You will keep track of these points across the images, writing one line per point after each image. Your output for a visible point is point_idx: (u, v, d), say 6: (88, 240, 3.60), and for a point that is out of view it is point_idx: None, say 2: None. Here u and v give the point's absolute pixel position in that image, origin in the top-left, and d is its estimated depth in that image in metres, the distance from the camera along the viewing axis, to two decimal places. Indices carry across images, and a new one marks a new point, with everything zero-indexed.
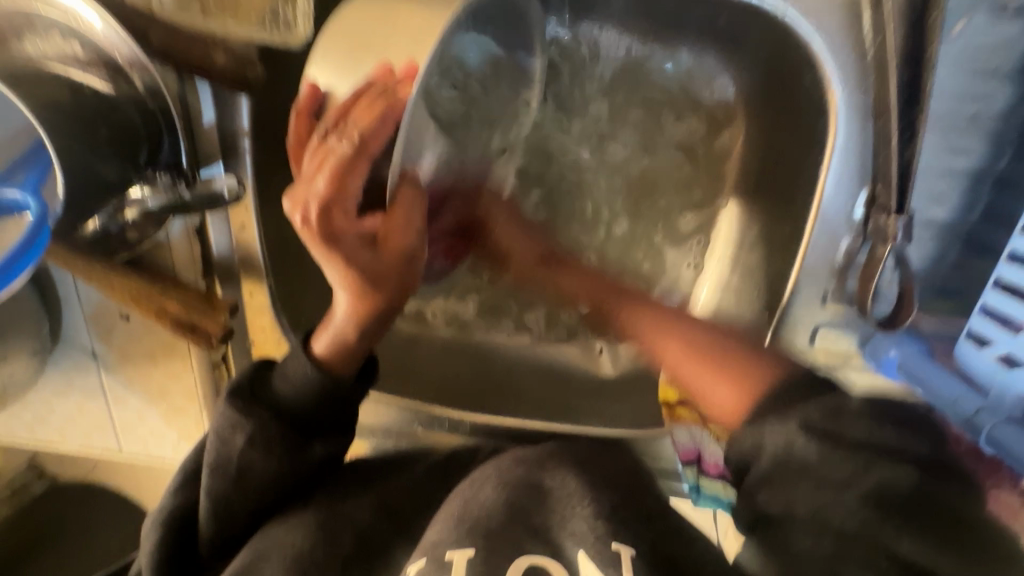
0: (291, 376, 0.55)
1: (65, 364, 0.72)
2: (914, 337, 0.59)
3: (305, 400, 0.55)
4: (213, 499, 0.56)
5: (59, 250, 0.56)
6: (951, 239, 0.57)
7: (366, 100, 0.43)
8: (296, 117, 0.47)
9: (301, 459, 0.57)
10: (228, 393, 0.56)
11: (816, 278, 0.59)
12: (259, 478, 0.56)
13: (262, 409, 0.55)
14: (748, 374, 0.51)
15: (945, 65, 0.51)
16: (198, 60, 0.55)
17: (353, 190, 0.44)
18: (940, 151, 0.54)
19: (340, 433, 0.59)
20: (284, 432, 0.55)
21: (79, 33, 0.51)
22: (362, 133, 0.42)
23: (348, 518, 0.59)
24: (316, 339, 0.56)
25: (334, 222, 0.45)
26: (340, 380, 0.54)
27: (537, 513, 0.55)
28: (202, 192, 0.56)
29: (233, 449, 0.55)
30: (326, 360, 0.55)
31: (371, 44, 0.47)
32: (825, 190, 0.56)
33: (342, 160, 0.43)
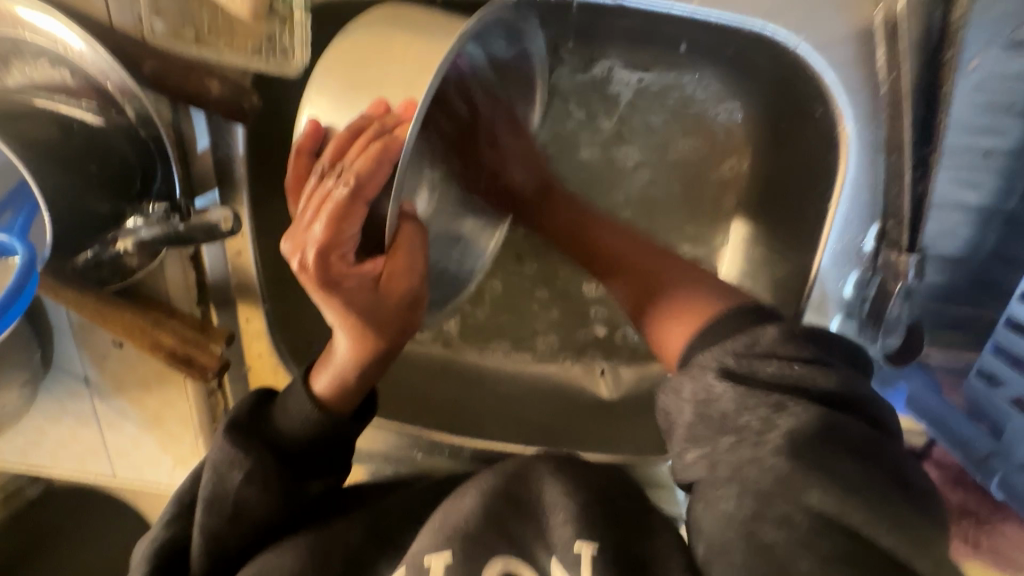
0: (292, 413, 0.54)
1: (56, 390, 0.70)
2: (922, 372, 0.58)
3: (305, 436, 0.54)
4: (207, 535, 0.54)
5: (52, 282, 0.56)
6: (958, 274, 0.57)
7: (364, 141, 0.41)
8: (295, 156, 0.45)
9: (297, 497, 0.56)
10: (226, 428, 0.55)
11: (822, 312, 0.58)
12: (254, 516, 0.54)
13: (260, 443, 0.54)
14: (699, 309, 0.51)
15: (959, 101, 0.50)
16: (192, 91, 0.52)
17: (352, 233, 0.42)
18: (952, 187, 0.53)
19: (335, 470, 0.58)
20: (280, 471, 0.54)
21: (68, 61, 0.50)
22: (359, 175, 0.40)
23: (340, 538, 0.57)
24: (316, 377, 0.54)
25: (333, 269, 0.42)
26: (339, 417, 0.54)
27: (516, 522, 0.52)
28: (196, 223, 0.53)
29: (229, 485, 0.53)
30: (327, 398, 0.54)
31: (368, 80, 0.45)
32: (835, 223, 0.54)
33: (339, 205, 0.40)
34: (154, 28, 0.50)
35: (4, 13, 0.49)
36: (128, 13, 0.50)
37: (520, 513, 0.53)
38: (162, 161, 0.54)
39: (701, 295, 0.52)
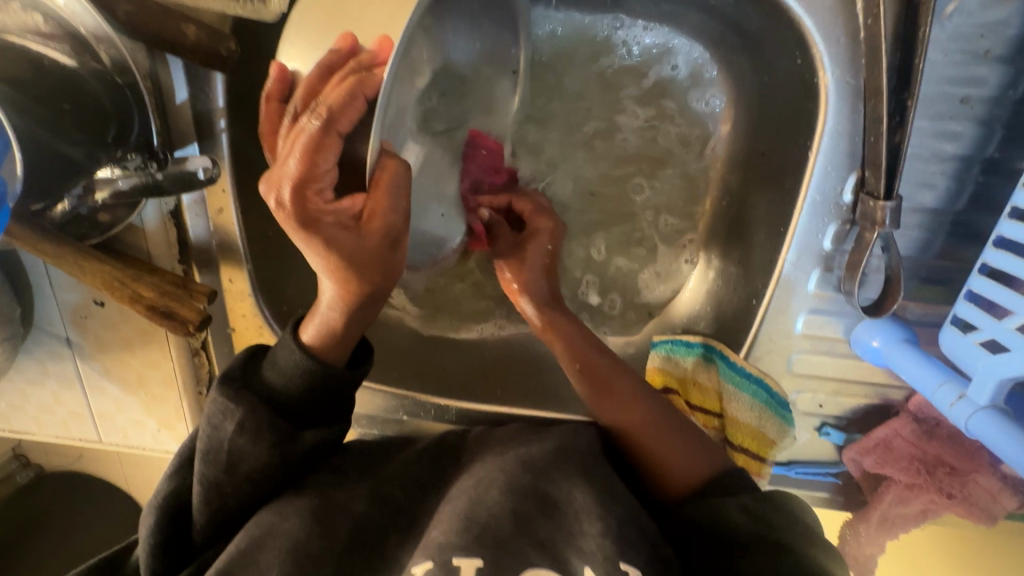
0: (282, 363, 0.54)
1: (39, 352, 0.70)
2: (899, 323, 0.58)
3: (296, 387, 0.54)
4: (205, 486, 0.55)
5: (24, 235, 0.53)
6: (938, 227, 0.57)
7: (339, 77, 0.42)
8: (265, 102, 0.45)
9: (291, 448, 0.55)
10: (219, 381, 0.55)
11: (803, 265, 0.59)
12: (249, 467, 0.54)
13: (252, 394, 0.54)
14: (702, 450, 0.58)
15: (937, 48, 0.50)
16: (170, 36, 0.51)
17: (327, 167, 0.41)
18: (930, 136, 0.53)
19: (330, 423, 0.58)
20: (273, 420, 0.54)
21: (42, 5, 0.49)
22: (331, 109, 0.40)
23: (341, 505, 0.57)
24: (307, 326, 0.55)
25: (310, 205, 0.42)
26: (331, 366, 0.54)
27: (544, 526, 0.53)
28: (174, 172, 0.53)
29: (223, 436, 0.54)
30: (317, 345, 0.54)
31: (344, 18, 0.45)
32: (814, 174, 0.55)
33: (312, 138, 0.40)
34: None
35: None
36: None
37: (549, 515, 0.54)
38: (140, 109, 0.53)
39: (676, 435, 0.59)
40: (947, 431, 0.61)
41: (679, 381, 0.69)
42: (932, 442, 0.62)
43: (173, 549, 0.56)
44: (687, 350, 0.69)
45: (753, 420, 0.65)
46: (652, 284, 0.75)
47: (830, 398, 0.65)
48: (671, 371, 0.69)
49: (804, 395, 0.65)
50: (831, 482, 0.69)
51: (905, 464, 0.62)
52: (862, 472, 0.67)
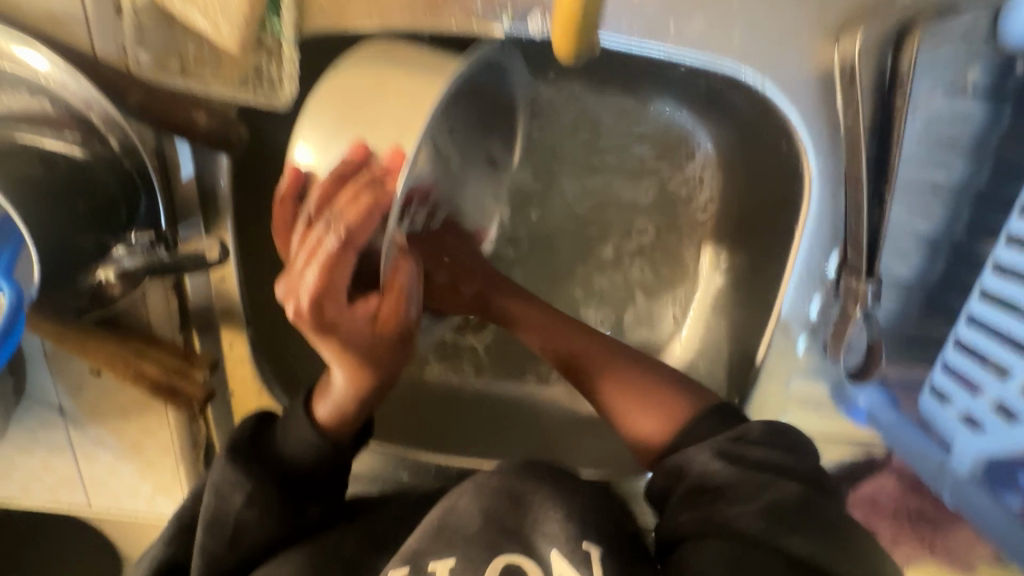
0: (294, 439, 0.55)
1: (29, 421, 0.68)
2: (879, 388, 0.63)
3: (307, 463, 0.55)
4: (203, 557, 0.54)
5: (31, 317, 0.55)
6: (913, 297, 0.61)
7: (355, 189, 0.42)
8: (280, 203, 0.46)
9: (297, 519, 0.57)
10: (227, 451, 0.56)
11: (789, 331, 0.62)
12: (251, 539, 0.55)
13: (263, 469, 0.55)
14: (670, 408, 0.59)
15: (910, 140, 0.54)
16: (179, 121, 0.52)
17: (342, 280, 0.42)
18: (906, 216, 0.58)
19: (331, 493, 0.59)
20: (279, 495, 0.55)
21: (51, 92, 0.50)
22: (349, 226, 0.41)
23: (332, 549, 0.58)
24: (320, 404, 0.56)
25: (326, 315, 0.43)
26: (341, 446, 0.55)
27: (510, 519, 0.54)
28: (185, 255, 0.54)
29: (230, 507, 0.54)
30: (331, 424, 0.55)
31: (357, 121, 0.46)
32: (800, 249, 0.58)
33: (330, 255, 0.41)
34: (140, 61, 0.50)
35: None
36: (111, 43, 0.49)
37: (524, 512, 0.56)
38: (147, 192, 0.55)
39: (660, 402, 0.60)
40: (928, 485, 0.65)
41: None
42: (915, 497, 0.65)
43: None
44: None
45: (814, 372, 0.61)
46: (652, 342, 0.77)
47: None
48: None
49: None
50: None
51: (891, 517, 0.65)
52: None
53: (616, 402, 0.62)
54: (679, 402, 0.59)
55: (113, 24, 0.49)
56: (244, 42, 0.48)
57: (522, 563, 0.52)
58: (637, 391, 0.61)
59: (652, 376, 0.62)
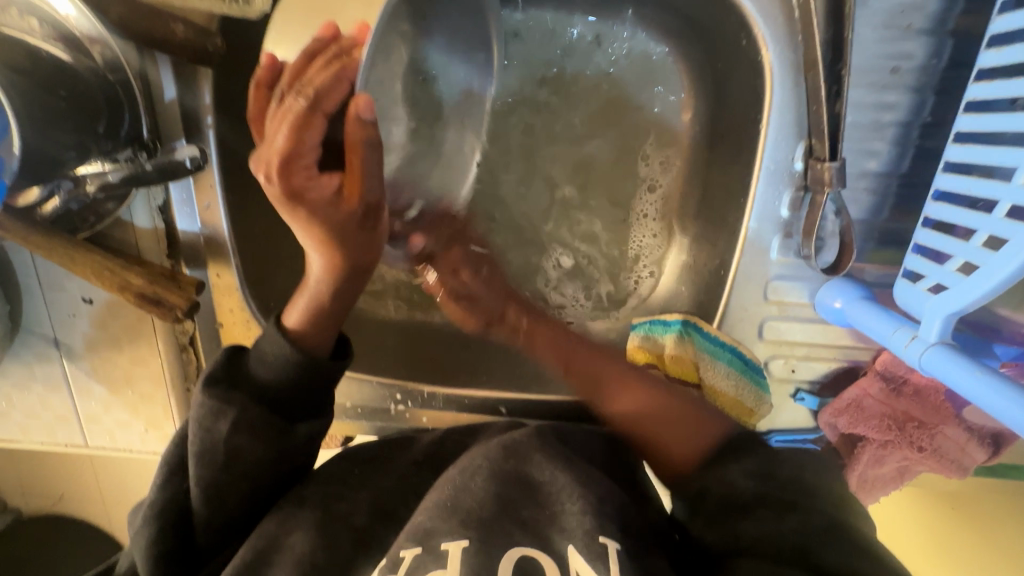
0: (269, 358, 0.56)
1: (26, 354, 0.71)
2: (857, 283, 0.62)
3: (285, 378, 0.56)
4: (203, 489, 0.55)
5: (20, 230, 0.56)
6: (887, 188, 0.61)
7: (323, 61, 0.45)
8: (255, 88, 0.48)
9: (285, 442, 0.57)
10: (204, 383, 0.56)
11: (763, 233, 0.63)
12: (247, 463, 0.55)
13: (242, 394, 0.56)
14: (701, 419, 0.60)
15: (864, 24, 0.55)
16: (158, 34, 0.54)
17: (312, 143, 0.46)
18: (868, 105, 0.58)
19: (319, 411, 0.59)
20: (265, 415, 0.56)
21: (38, 10, 0.52)
22: (318, 89, 0.43)
23: (343, 517, 0.59)
24: (292, 310, 0.58)
25: (295, 180, 0.48)
26: (317, 356, 0.56)
27: (525, 507, 0.55)
28: (162, 161, 0.56)
29: (217, 437, 0.55)
30: (304, 333, 0.57)
31: (324, 8, 0.49)
32: (767, 144, 0.60)
33: (299, 116, 0.44)
34: None
35: None
36: None
37: (536, 500, 0.56)
38: (131, 107, 0.56)
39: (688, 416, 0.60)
40: (912, 389, 0.65)
41: (657, 358, 0.73)
42: (900, 399, 0.65)
43: (176, 558, 0.55)
44: (666, 328, 0.73)
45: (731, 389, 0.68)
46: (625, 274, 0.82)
47: (801, 363, 0.69)
48: (650, 348, 0.74)
49: (776, 360, 0.68)
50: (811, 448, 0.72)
51: (876, 420, 0.66)
52: (837, 434, 0.70)
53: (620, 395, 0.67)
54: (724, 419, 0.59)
55: None
56: None
57: (540, 559, 0.51)
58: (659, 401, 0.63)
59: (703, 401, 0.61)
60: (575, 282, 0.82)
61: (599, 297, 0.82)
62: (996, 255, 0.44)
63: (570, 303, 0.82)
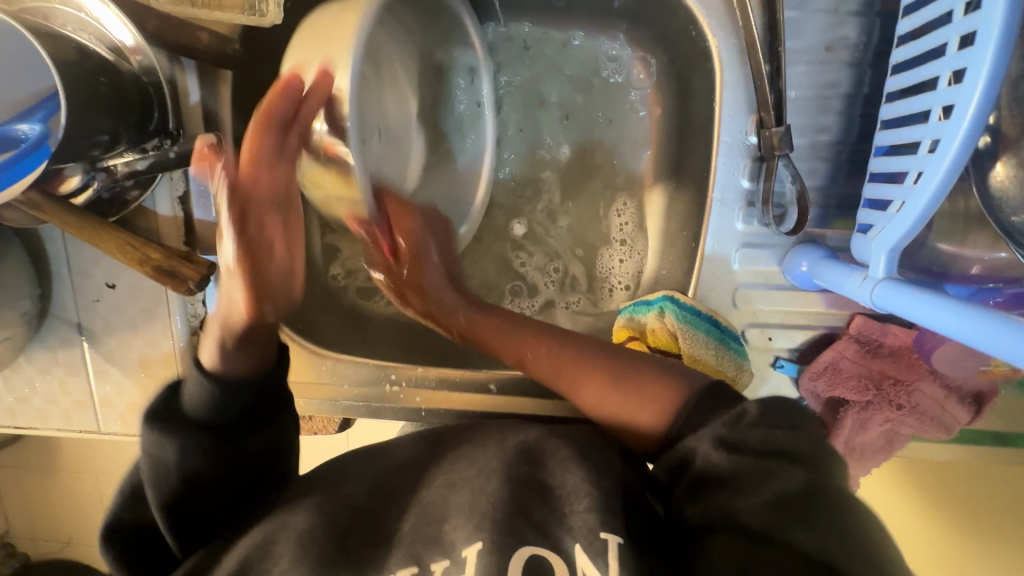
0: (192, 388, 0.59)
1: (50, 340, 0.76)
2: (820, 246, 0.66)
3: (209, 407, 0.59)
4: (162, 509, 0.59)
5: (54, 208, 0.62)
6: (839, 157, 0.66)
7: (298, 100, 0.57)
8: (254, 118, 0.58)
9: (234, 451, 0.60)
10: (146, 419, 0.59)
11: (726, 204, 0.68)
12: (203, 481, 0.59)
13: (181, 415, 0.59)
14: (657, 395, 0.63)
15: (799, 9, 0.62)
16: (186, 42, 0.64)
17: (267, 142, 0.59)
18: (812, 82, 0.64)
19: (266, 425, 0.62)
20: (214, 442, 0.59)
21: (87, 26, 0.62)
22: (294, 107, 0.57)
23: (344, 500, 0.59)
24: (206, 350, 0.62)
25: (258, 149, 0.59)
26: (237, 380, 0.59)
27: (537, 509, 0.54)
28: (186, 148, 0.67)
29: (168, 461, 0.59)
30: (218, 362, 0.60)
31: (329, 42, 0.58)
32: (722, 120, 0.66)
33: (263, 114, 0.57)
34: None
35: None
36: None
37: (543, 497, 0.55)
38: (159, 103, 0.66)
39: (643, 394, 0.65)
40: (886, 350, 0.67)
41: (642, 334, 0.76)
42: (875, 360, 0.67)
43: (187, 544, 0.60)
44: (648, 308, 0.76)
45: (709, 358, 0.70)
46: (605, 257, 0.86)
47: (777, 331, 0.71)
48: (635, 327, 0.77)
49: (753, 329, 0.71)
50: None
51: (853, 382, 0.67)
52: (820, 403, 0.71)
53: (585, 396, 0.69)
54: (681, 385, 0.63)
55: None
56: None
57: (552, 561, 0.50)
58: (606, 386, 0.68)
59: (643, 379, 0.66)
60: (539, 254, 0.88)
61: (568, 275, 0.87)
62: (918, 187, 0.48)
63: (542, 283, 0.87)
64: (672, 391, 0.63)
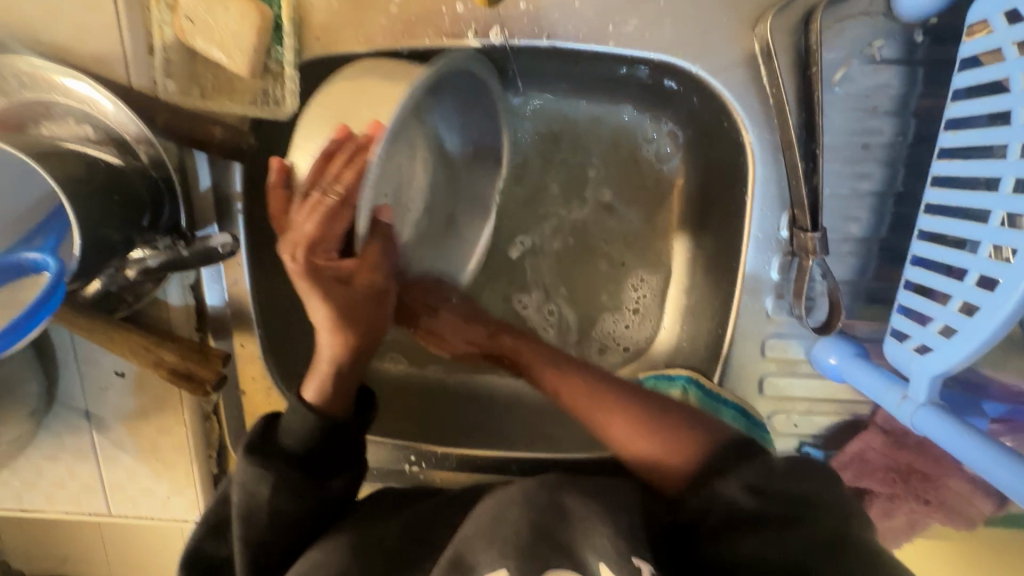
0: (291, 426, 0.58)
1: (58, 426, 0.74)
2: (848, 340, 0.64)
3: (314, 441, 0.58)
4: (245, 547, 0.56)
5: (63, 311, 0.60)
6: (869, 251, 0.65)
7: (342, 157, 0.55)
8: (272, 190, 0.59)
9: (322, 494, 0.59)
10: (243, 452, 0.57)
11: (756, 294, 0.67)
12: (284, 514, 0.57)
13: (278, 459, 0.57)
14: (685, 442, 0.60)
15: (833, 107, 0.61)
16: (199, 135, 0.61)
17: (335, 231, 0.57)
18: (846, 177, 0.63)
19: (353, 463, 0.62)
20: (305, 476, 0.57)
21: (91, 117, 0.59)
22: (345, 187, 0.55)
23: (372, 539, 0.58)
24: (306, 389, 0.61)
25: (318, 259, 0.59)
26: (337, 420, 0.59)
27: (560, 531, 0.51)
28: (197, 249, 0.60)
29: (261, 500, 0.56)
30: (322, 403, 0.60)
31: (364, 107, 0.58)
32: (753, 215, 0.64)
33: (329, 209, 0.56)
34: (169, 87, 0.60)
35: (43, 81, 0.59)
36: (145, 77, 0.60)
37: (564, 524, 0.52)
38: (171, 198, 0.62)
39: (674, 441, 0.60)
40: (914, 441, 0.66)
41: None
42: (902, 451, 0.67)
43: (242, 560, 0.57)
44: (670, 382, 0.74)
45: None
46: (607, 320, 0.83)
47: (803, 418, 0.71)
48: None
49: (778, 415, 0.71)
50: None
51: (880, 473, 0.67)
52: None
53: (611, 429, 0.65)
54: (711, 428, 0.60)
55: (148, 62, 0.60)
56: (254, 67, 0.59)
57: None
58: (643, 427, 0.63)
59: (682, 424, 0.61)
60: (537, 293, 0.85)
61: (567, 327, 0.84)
62: (971, 321, 0.47)
63: (541, 328, 0.84)
64: (706, 435, 0.59)
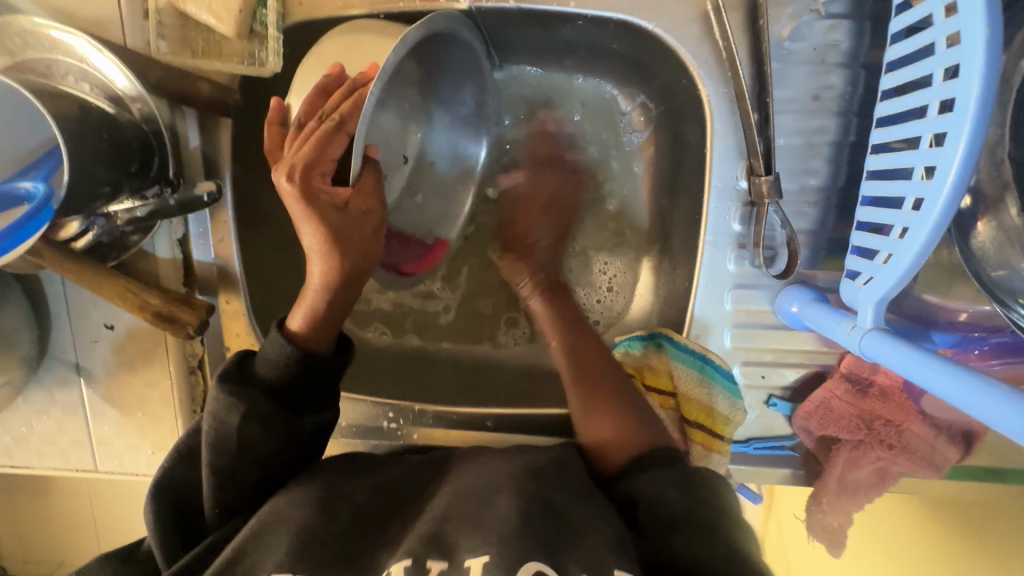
0: (272, 357, 0.61)
1: (49, 380, 0.77)
2: (808, 288, 0.67)
3: (288, 372, 0.60)
4: (213, 474, 0.59)
5: (55, 257, 0.63)
6: (829, 201, 0.68)
7: (342, 95, 0.59)
8: (268, 125, 0.61)
9: (295, 432, 0.62)
10: (218, 381, 0.60)
11: (719, 245, 0.69)
12: (258, 452, 0.60)
13: (253, 389, 0.60)
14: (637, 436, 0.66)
15: (785, 61, 0.64)
16: (188, 91, 0.65)
17: (331, 155, 0.58)
18: (801, 128, 0.66)
19: (326, 403, 0.64)
20: (276, 408, 0.60)
21: (89, 75, 0.64)
22: (342, 114, 0.57)
23: (343, 496, 0.60)
24: (294, 318, 0.63)
25: (313, 182, 0.58)
26: (318, 353, 0.61)
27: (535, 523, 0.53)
28: (183, 196, 0.65)
29: (230, 428, 0.59)
30: (305, 334, 0.62)
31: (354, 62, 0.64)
32: (713, 165, 0.67)
33: (326, 133, 0.57)
34: (161, 48, 0.64)
35: (43, 38, 0.64)
36: (140, 39, 0.65)
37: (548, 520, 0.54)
38: (160, 150, 0.66)
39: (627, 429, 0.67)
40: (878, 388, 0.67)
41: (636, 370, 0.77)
42: (866, 399, 0.67)
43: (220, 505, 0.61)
44: (642, 343, 0.77)
45: (702, 396, 0.72)
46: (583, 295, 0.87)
47: (771, 370, 0.72)
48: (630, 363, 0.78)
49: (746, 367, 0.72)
50: (789, 454, 0.75)
51: (845, 420, 0.68)
52: (814, 439, 0.72)
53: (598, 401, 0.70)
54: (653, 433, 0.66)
55: (142, 25, 0.65)
56: (239, 29, 0.63)
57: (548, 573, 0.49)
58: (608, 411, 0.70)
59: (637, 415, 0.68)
60: (512, 253, 0.87)
61: None
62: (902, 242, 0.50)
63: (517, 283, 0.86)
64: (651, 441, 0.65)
